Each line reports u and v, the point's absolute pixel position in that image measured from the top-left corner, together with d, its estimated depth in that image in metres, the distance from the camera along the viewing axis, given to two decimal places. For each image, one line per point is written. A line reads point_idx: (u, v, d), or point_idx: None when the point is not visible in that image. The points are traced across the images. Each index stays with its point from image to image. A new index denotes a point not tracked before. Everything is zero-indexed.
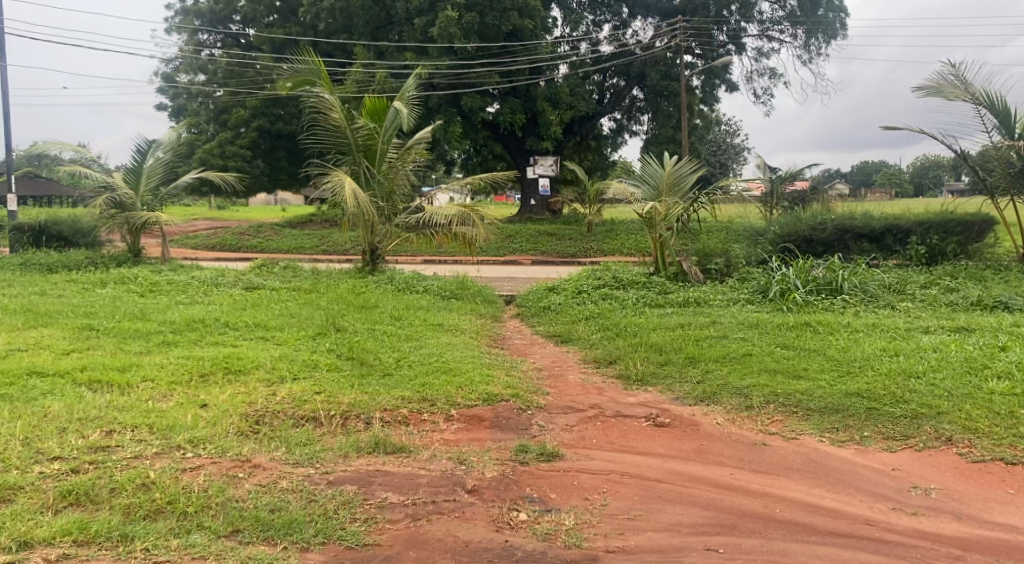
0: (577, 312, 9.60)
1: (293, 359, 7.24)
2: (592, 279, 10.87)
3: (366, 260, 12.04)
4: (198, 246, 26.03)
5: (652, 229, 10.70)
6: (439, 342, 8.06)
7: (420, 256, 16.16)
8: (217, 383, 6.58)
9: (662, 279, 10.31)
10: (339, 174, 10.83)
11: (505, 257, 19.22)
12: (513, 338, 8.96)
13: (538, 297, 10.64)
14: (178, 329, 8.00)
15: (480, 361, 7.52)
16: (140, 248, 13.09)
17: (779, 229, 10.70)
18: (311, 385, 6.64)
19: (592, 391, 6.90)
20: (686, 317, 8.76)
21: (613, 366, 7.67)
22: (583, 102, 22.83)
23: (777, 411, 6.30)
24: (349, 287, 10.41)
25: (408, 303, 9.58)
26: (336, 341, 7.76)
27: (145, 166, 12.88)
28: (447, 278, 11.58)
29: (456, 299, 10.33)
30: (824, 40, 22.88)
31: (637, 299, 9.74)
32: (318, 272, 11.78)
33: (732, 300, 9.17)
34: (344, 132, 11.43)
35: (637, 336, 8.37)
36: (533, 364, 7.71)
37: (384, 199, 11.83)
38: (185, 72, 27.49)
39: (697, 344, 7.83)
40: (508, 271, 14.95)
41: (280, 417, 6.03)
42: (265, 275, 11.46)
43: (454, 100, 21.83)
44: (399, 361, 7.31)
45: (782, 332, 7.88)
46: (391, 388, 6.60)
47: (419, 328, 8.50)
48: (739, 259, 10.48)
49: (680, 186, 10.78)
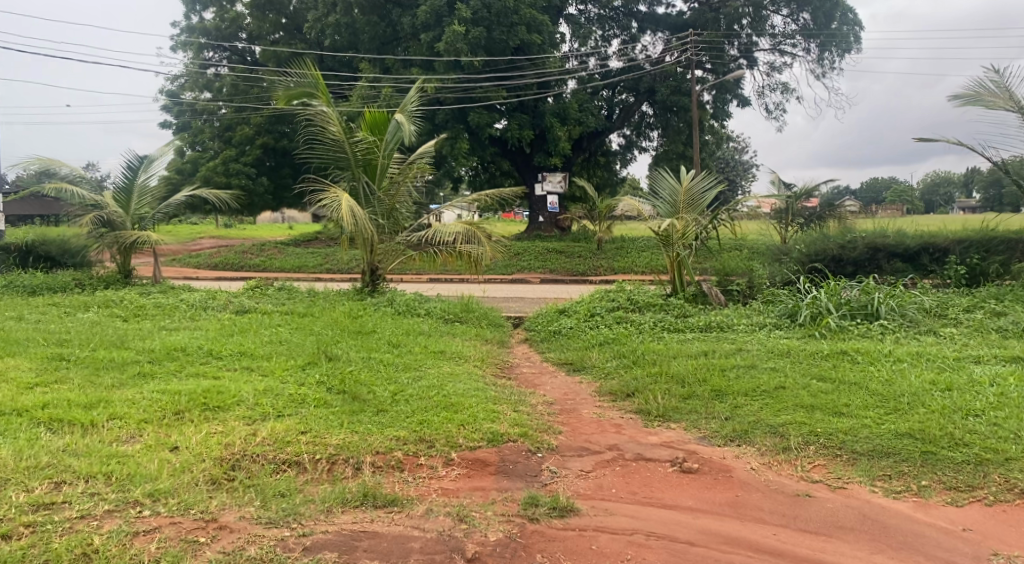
0: (589, 337, 8.92)
1: (279, 393, 6.58)
2: (605, 300, 10.17)
3: (366, 281, 11.38)
4: (199, 265, 25.50)
5: (670, 247, 10.03)
6: (440, 372, 7.38)
7: (424, 274, 15.53)
8: (192, 421, 5.93)
9: (680, 301, 9.63)
10: (336, 190, 10.22)
11: (512, 276, 18.59)
12: (521, 366, 8.27)
13: (547, 320, 9.96)
14: (156, 358, 7.34)
15: (485, 394, 6.84)
16: (131, 269, 12.53)
17: (805, 247, 10.01)
18: (297, 424, 5.98)
19: (609, 429, 6.22)
20: (709, 344, 8.07)
21: (631, 399, 6.99)
22: (592, 117, 22.28)
23: (818, 454, 5.60)
24: (346, 310, 9.77)
25: (408, 328, 8.92)
26: (328, 373, 7.10)
27: (135, 183, 12.28)
28: (451, 300, 10.92)
29: (460, 323, 9.67)
30: (838, 53, 22.24)
31: (654, 324, 9.06)
32: (314, 294, 11.16)
33: (758, 325, 8.47)
34: (343, 146, 10.80)
35: (656, 364, 7.68)
36: (543, 397, 7.03)
37: (384, 217, 11.22)
38: (188, 88, 27.02)
39: (723, 376, 7.14)
40: (515, 291, 14.28)
41: (260, 461, 5.39)
42: (258, 297, 10.84)
43: (461, 115, 21.30)
44: (396, 395, 6.64)
45: (816, 362, 7.18)
46: (385, 427, 5.94)
47: (419, 356, 7.84)
48: (763, 280, 9.79)
49: (699, 202, 10.13)
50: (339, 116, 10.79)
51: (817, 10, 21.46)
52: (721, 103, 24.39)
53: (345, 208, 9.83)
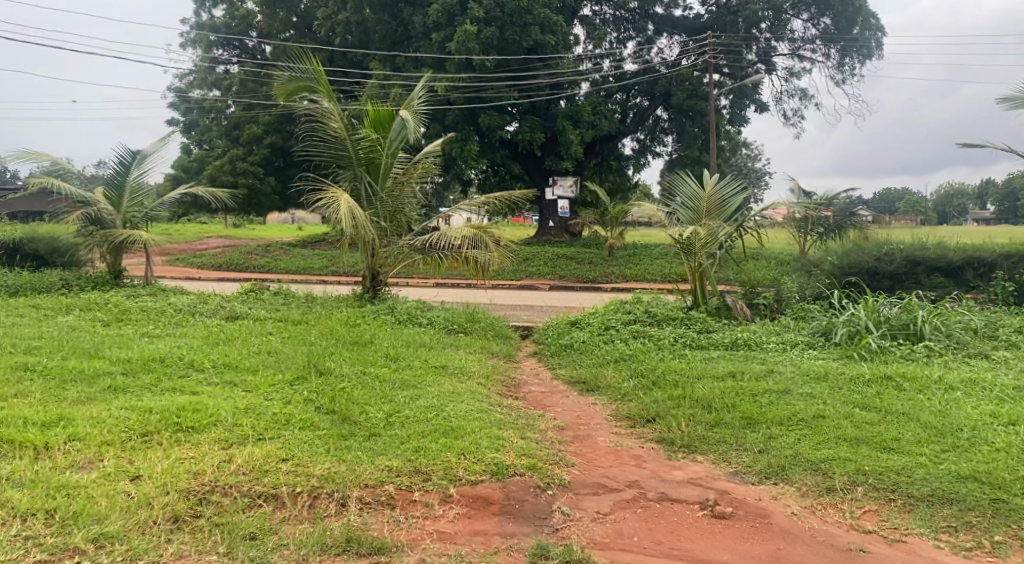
0: (604, 353, 8.22)
1: (262, 414, 5.93)
2: (620, 312, 9.48)
3: (366, 286, 10.71)
4: (203, 265, 24.93)
5: (691, 256, 9.36)
6: (441, 390, 6.72)
7: (430, 279, 14.90)
8: (161, 445, 5.29)
9: (702, 315, 8.94)
10: (336, 190, 9.58)
11: (521, 282, 17.93)
12: (530, 385, 7.57)
13: (559, 333, 9.25)
14: (131, 370, 6.68)
15: (489, 417, 6.17)
16: (120, 269, 11.94)
17: (837, 259, 9.34)
18: (279, 449, 5.33)
19: (628, 462, 5.55)
20: (736, 364, 7.37)
21: (652, 426, 6.32)
22: (605, 121, 21.60)
23: (868, 497, 4.91)
24: (342, 319, 9.11)
25: (408, 339, 8.25)
26: (318, 390, 6.44)
27: (128, 179, 11.73)
28: (456, 308, 10.25)
29: (464, 335, 8.99)
30: (859, 59, 21.47)
31: (674, 339, 8.36)
32: (311, 299, 10.51)
33: (789, 344, 7.79)
34: (344, 143, 10.19)
35: (679, 387, 6.98)
36: (554, 421, 6.35)
37: (387, 220, 10.58)
38: (195, 84, 26.45)
39: (754, 401, 6.45)
40: (523, 298, 13.62)
41: (232, 494, 4.74)
42: (250, 302, 10.19)
43: (472, 117, 20.68)
44: (390, 416, 5.99)
45: (858, 388, 6.47)
46: (377, 455, 5.28)
47: (421, 371, 7.18)
48: (792, 294, 9.11)
49: (724, 210, 9.49)
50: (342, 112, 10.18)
51: (839, 14, 20.73)
52: (738, 109, 23.70)
53: (343, 209, 9.19)
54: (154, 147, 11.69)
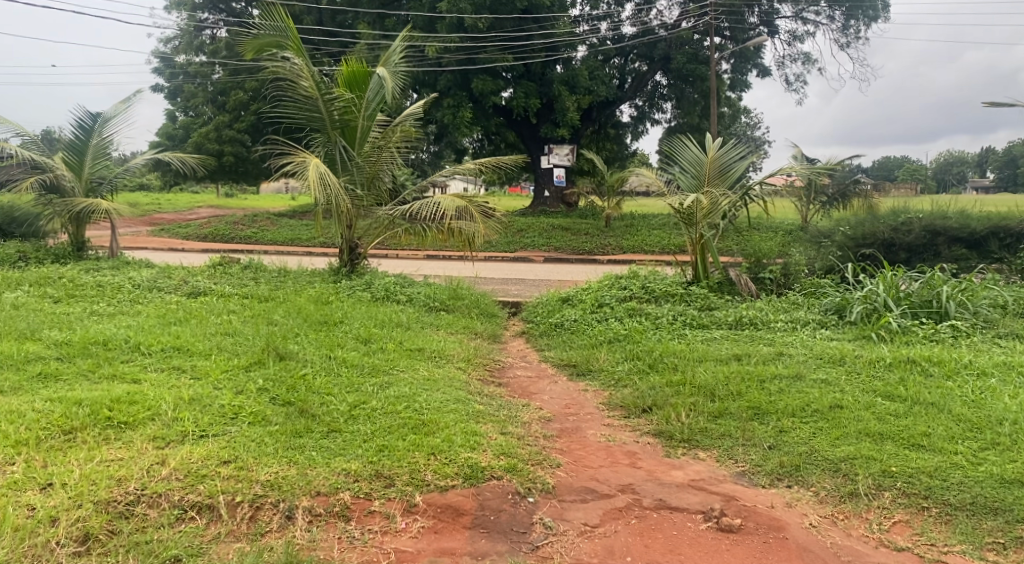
0: (597, 334, 7.54)
1: (208, 406, 5.24)
2: (615, 287, 8.77)
3: (343, 259, 10.02)
4: (188, 236, 24.14)
5: (692, 227, 8.66)
6: (414, 377, 6.05)
7: (420, 251, 14.19)
8: (85, 444, 4.62)
9: (703, 291, 8.27)
10: (305, 155, 8.82)
11: (513, 254, 17.21)
12: (515, 369, 6.89)
13: (548, 310, 8.54)
14: (67, 355, 5.99)
15: (466, 408, 5.50)
16: (84, 240, 11.18)
17: (850, 230, 8.63)
18: (221, 449, 4.66)
19: (622, 462, 4.90)
20: (742, 346, 6.70)
21: (650, 417, 5.66)
22: (602, 86, 20.69)
23: (898, 504, 4.29)
24: (312, 296, 8.39)
25: (382, 318, 7.55)
26: (274, 378, 5.76)
27: (90, 143, 10.90)
28: (439, 283, 9.54)
29: (446, 312, 8.30)
30: (866, 21, 20.48)
31: (673, 318, 7.69)
32: (282, 274, 9.78)
33: (799, 323, 7.11)
34: (316, 104, 9.40)
35: (679, 371, 6.32)
36: (540, 412, 5.70)
37: (364, 187, 9.80)
38: (177, 48, 25.42)
39: (764, 389, 5.79)
40: (512, 271, 12.91)
41: (160, 506, 4.11)
42: (216, 277, 9.45)
43: (464, 81, 19.75)
44: (354, 408, 5.31)
45: (879, 373, 5.80)
46: (334, 456, 4.63)
47: (395, 355, 6.50)
48: (801, 267, 8.41)
49: (729, 176, 8.77)
50: (313, 70, 9.35)
51: None
52: (739, 74, 22.82)
53: (312, 175, 8.39)
54: (117, 110, 10.85)
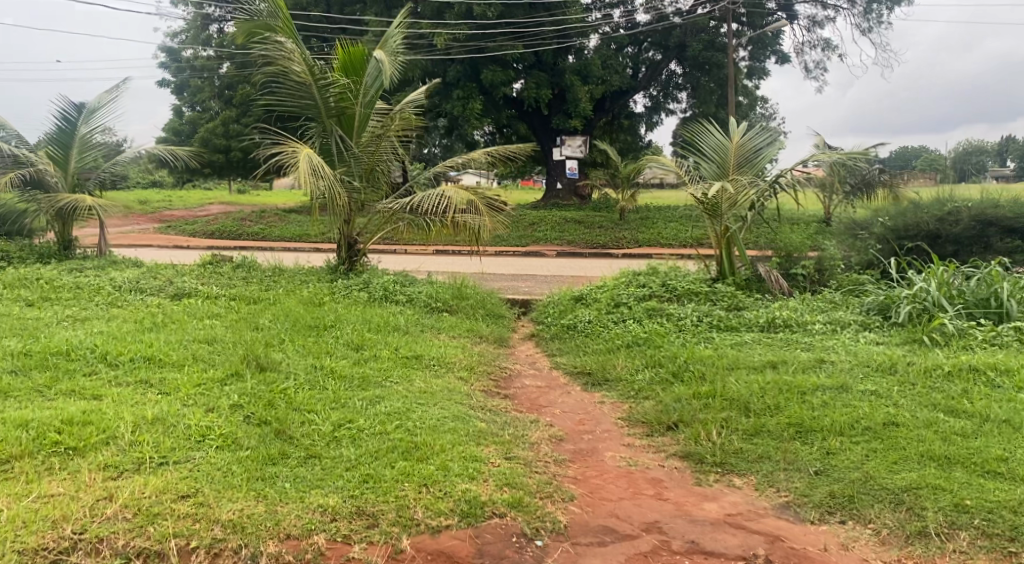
0: (613, 338, 6.85)
1: (171, 428, 4.59)
2: (633, 285, 8.08)
3: (342, 257, 9.39)
4: (194, 233, 23.64)
5: (717, 219, 7.97)
6: (410, 389, 5.41)
7: (428, 246, 13.54)
8: (23, 476, 4.00)
9: (730, 288, 7.59)
10: (297, 145, 8.16)
11: (525, 248, 16.52)
12: (523, 378, 6.22)
13: (560, 311, 7.85)
14: (24, 368, 5.37)
15: (467, 426, 4.85)
16: (70, 239, 10.61)
17: (890, 220, 7.91)
18: (180, 481, 4.03)
19: (645, 493, 4.24)
20: (777, 352, 5.99)
21: (677, 436, 5.00)
22: (616, 75, 19.96)
23: (977, 550, 3.65)
24: (304, 297, 7.76)
25: (378, 322, 6.90)
26: (251, 394, 5.11)
27: (75, 137, 10.31)
28: (443, 281, 8.89)
29: (449, 314, 7.63)
30: (889, 5, 19.62)
31: (697, 319, 6.98)
32: (276, 272, 9.15)
33: (839, 325, 6.41)
34: (310, 91, 8.72)
35: (708, 382, 5.64)
36: (550, 430, 5.05)
37: (363, 179, 9.10)
38: (180, 41, 24.86)
39: (805, 401, 5.10)
40: (521, 267, 12.25)
41: (100, 554, 3.51)
42: (204, 277, 8.82)
43: (473, 73, 18.97)
44: (338, 429, 4.67)
45: (937, 383, 5.09)
46: (309, 488, 4.00)
47: (390, 364, 5.85)
48: (836, 262, 7.80)
49: (757, 162, 8.03)
50: (306, 54, 8.65)
51: None
52: (757, 61, 22.00)
53: (301, 167, 7.71)
54: (102, 100, 10.26)
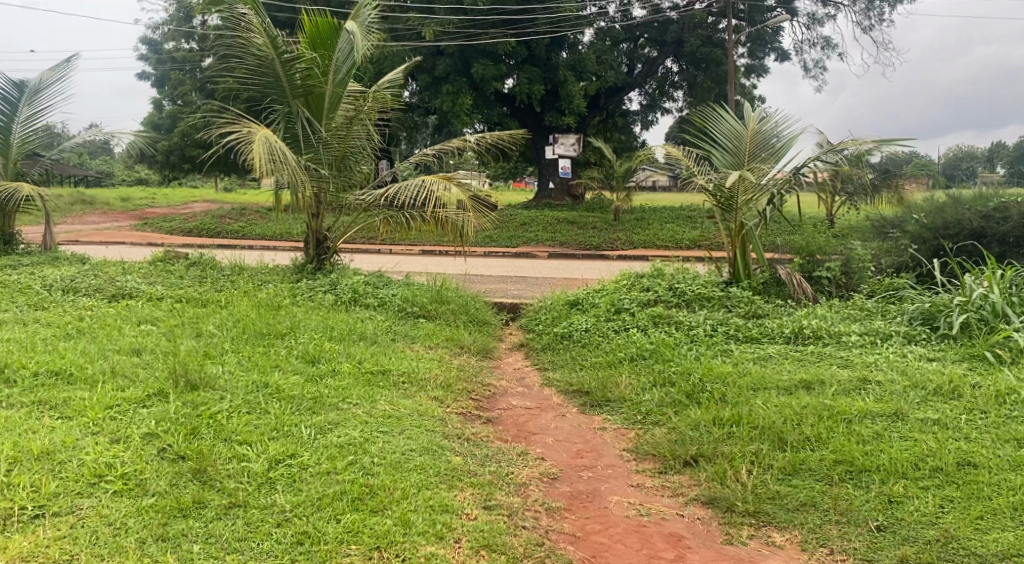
0: (615, 349, 5.90)
1: (60, 465, 3.62)
2: (636, 287, 7.15)
3: (309, 254, 8.41)
4: (172, 231, 22.59)
5: (731, 213, 7.08)
6: (371, 413, 4.46)
7: (412, 245, 12.57)
8: None
9: (747, 293, 6.67)
10: (253, 126, 7.17)
11: (515, 249, 15.60)
12: (510, 397, 5.26)
13: (552, 316, 6.90)
14: None
15: (437, 462, 3.90)
16: (11, 234, 9.59)
17: (925, 217, 7.09)
18: (54, 544, 3.10)
19: (662, 557, 3.34)
20: (810, 369, 5.07)
21: (698, 475, 4.07)
22: (611, 71, 19.00)
23: None
24: (259, 300, 6.78)
25: (342, 329, 5.94)
26: (172, 419, 4.13)
27: (15, 119, 9.30)
28: (422, 282, 7.93)
29: (425, 320, 6.68)
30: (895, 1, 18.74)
31: (711, 329, 6.06)
32: (235, 271, 8.17)
33: (878, 337, 5.50)
34: (272, 67, 7.75)
35: (730, 406, 4.70)
36: (542, 466, 4.11)
37: (332, 168, 8.15)
38: (160, 32, 23.80)
39: (853, 430, 4.17)
40: (508, 268, 11.32)
41: None
42: (152, 275, 7.84)
43: (464, 67, 17.85)
44: (274, 467, 3.73)
45: (1012, 413, 4.17)
46: (223, 554, 3.09)
47: (350, 381, 4.88)
48: (865, 264, 6.92)
49: (777, 151, 7.11)
50: (268, 25, 7.66)
51: None
52: (756, 58, 21.11)
53: (257, 147, 6.72)
54: (45, 79, 9.25)
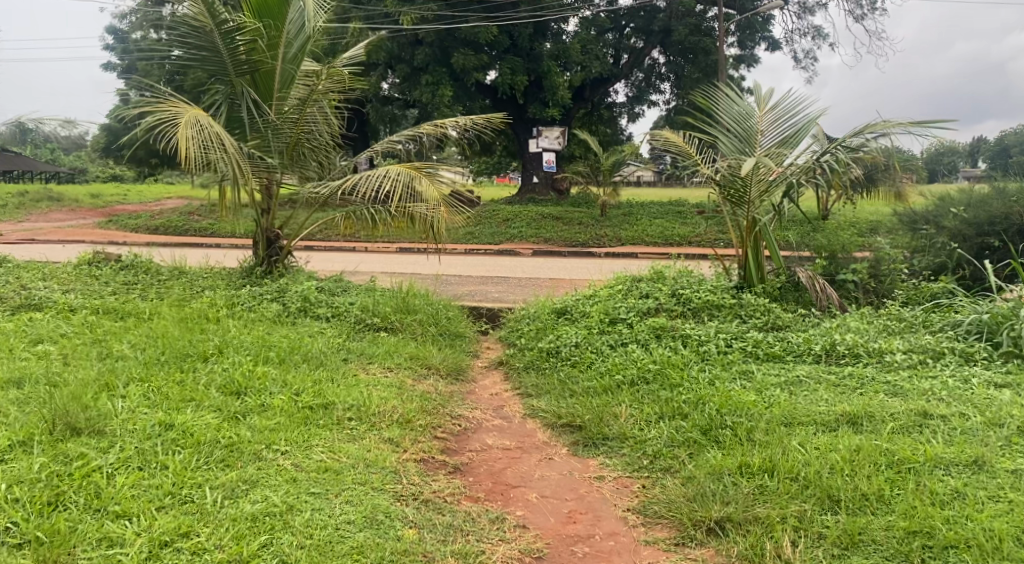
0: (611, 371, 4.92)
1: None
2: (633, 293, 6.19)
3: (258, 256, 7.36)
4: (138, 228, 21.36)
5: (741, 207, 6.13)
6: (302, 468, 3.46)
7: (386, 243, 11.56)
8: None
9: (763, 300, 5.73)
10: (178, 106, 6.22)
11: (498, 247, 14.61)
12: (484, 435, 4.28)
13: (536, 328, 5.90)
14: None
15: (381, 542, 2.94)
16: None
17: (967, 213, 6.24)
18: None
19: None
20: (853, 399, 4.13)
21: (726, 550, 3.11)
22: (597, 62, 17.73)
23: None
24: (192, 311, 5.75)
25: (282, 349, 4.92)
26: (30, 482, 3.08)
27: None
28: (387, 287, 6.94)
29: (386, 334, 5.68)
30: None
31: (724, 345, 5.09)
32: (173, 276, 7.12)
33: (928, 357, 4.57)
34: (211, 39, 6.68)
35: (759, 449, 3.73)
36: (522, 542, 3.15)
37: (284, 157, 7.11)
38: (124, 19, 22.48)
39: (925, 487, 3.23)
40: (489, 267, 10.32)
41: None
42: (74, 281, 6.78)
43: (443, 56, 16.74)
44: (156, 556, 2.73)
45: None
46: None
47: (281, 421, 3.87)
48: (897, 266, 6.03)
49: (787, 139, 6.16)
50: None
51: None
52: (746, 49, 20.07)
53: (183, 131, 5.82)
54: None
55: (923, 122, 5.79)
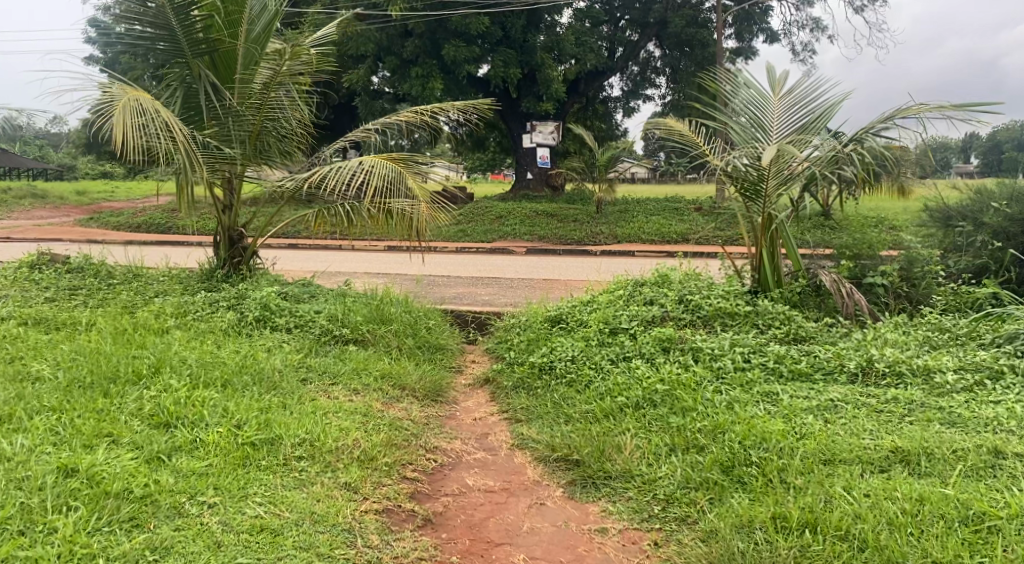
0: (613, 393, 4.22)
1: None
2: (635, 298, 5.50)
3: (219, 255, 6.65)
4: (120, 225, 20.58)
5: (757, 202, 5.41)
6: (230, 528, 2.77)
7: (369, 241, 10.88)
8: None
9: (783, 308, 5.06)
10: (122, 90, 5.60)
11: (490, 245, 13.93)
12: (464, 473, 3.59)
13: (527, 339, 5.20)
14: None
15: None
16: None
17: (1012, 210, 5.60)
18: None
19: None
20: (904, 432, 3.44)
21: None
22: (592, 54, 16.97)
23: None
24: (135, 321, 5.04)
25: (228, 368, 4.20)
26: None
27: None
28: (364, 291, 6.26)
29: (356, 348, 4.99)
30: None
31: (744, 362, 4.40)
32: (127, 279, 6.42)
33: (986, 382, 3.89)
34: (164, 15, 5.90)
35: (796, 495, 3.05)
36: None
37: (247, 147, 6.40)
38: None
39: (1013, 556, 2.58)
40: (478, 266, 9.65)
41: None
42: (13, 285, 6.06)
43: (431, 47, 15.98)
44: None
45: None
46: None
47: (213, 464, 3.17)
48: (932, 269, 5.38)
49: (807, 125, 5.49)
50: None
51: None
52: (744, 41, 19.34)
53: (124, 116, 5.18)
54: None
55: (963, 106, 5.15)
